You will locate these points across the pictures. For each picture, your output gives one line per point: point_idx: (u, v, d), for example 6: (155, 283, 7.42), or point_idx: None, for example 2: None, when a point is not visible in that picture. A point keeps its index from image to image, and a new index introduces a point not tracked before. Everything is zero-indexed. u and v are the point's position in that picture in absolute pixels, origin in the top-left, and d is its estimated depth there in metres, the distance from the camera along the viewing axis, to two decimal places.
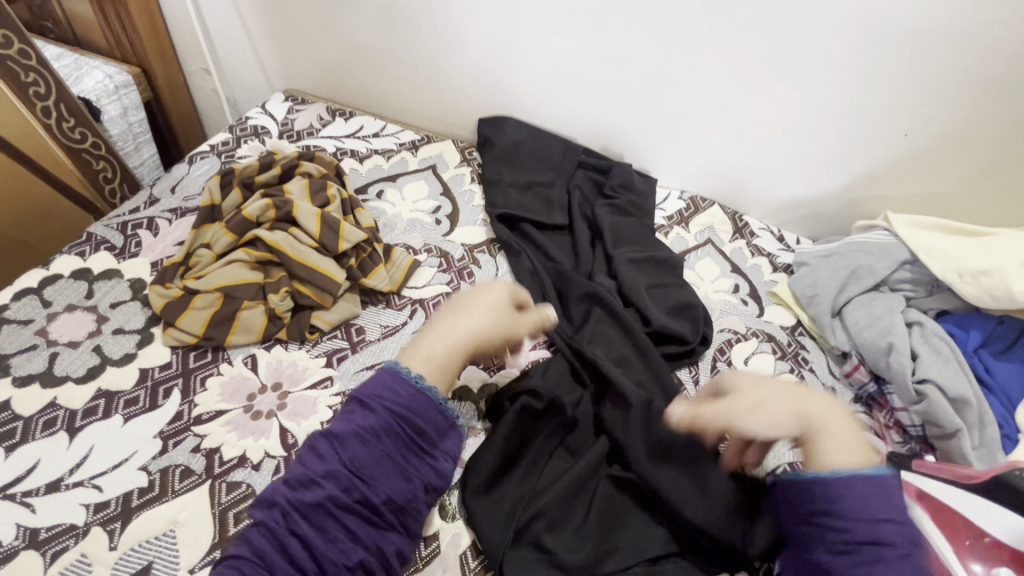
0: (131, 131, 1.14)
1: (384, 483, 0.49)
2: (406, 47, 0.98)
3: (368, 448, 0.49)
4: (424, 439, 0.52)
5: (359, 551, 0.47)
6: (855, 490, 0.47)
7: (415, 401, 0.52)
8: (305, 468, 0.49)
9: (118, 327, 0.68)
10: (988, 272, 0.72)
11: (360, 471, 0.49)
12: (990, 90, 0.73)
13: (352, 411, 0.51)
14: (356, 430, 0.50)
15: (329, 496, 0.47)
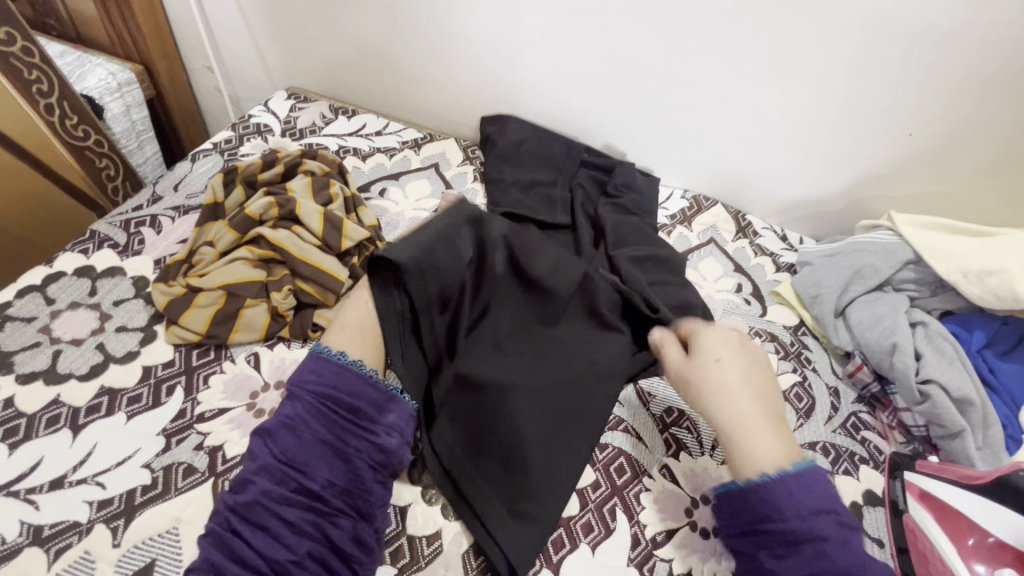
0: (134, 129, 1.14)
1: (320, 469, 0.52)
2: (408, 45, 0.98)
3: (298, 437, 0.53)
4: (358, 416, 0.55)
5: (307, 541, 0.49)
6: (787, 490, 0.49)
7: (339, 381, 0.56)
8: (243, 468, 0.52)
9: (121, 325, 0.68)
10: (992, 272, 0.71)
11: (292, 459, 0.52)
12: (995, 89, 0.72)
13: (281, 406, 0.56)
14: (283, 420, 0.54)
15: (262, 492, 0.50)
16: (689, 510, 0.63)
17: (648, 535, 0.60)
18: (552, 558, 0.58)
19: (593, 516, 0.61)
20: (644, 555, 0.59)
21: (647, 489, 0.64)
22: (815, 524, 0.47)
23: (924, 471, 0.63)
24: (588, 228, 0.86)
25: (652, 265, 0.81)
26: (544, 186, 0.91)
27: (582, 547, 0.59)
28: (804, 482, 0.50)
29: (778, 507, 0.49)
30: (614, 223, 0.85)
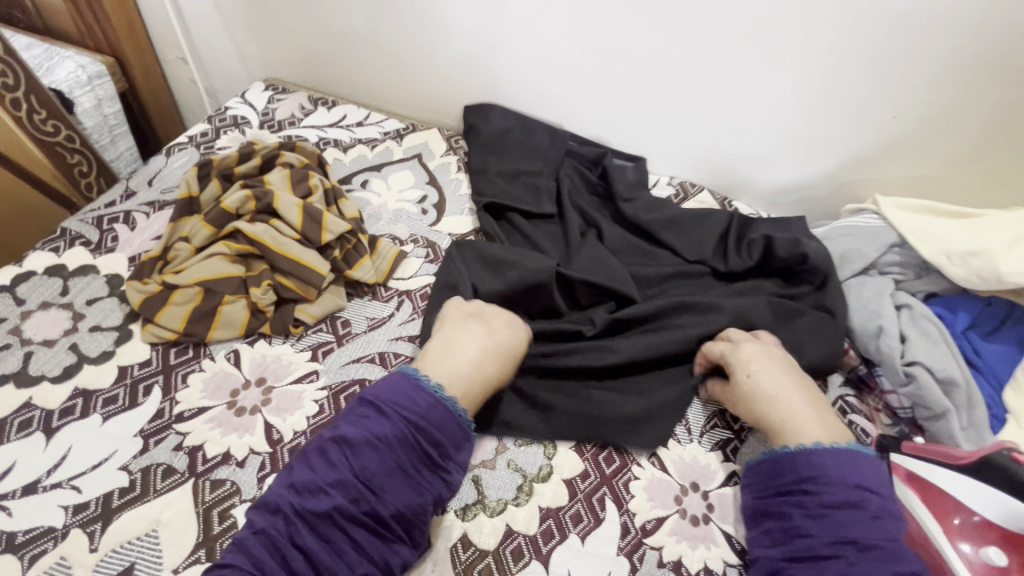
0: (107, 123, 1.10)
1: (395, 495, 0.51)
2: (388, 33, 0.96)
3: (380, 457, 0.51)
4: (437, 452, 0.53)
5: (365, 563, 0.49)
6: (837, 459, 0.54)
7: (431, 412, 0.54)
8: (316, 474, 0.51)
9: (95, 325, 0.66)
10: (975, 253, 0.72)
11: (371, 481, 0.51)
12: (978, 70, 0.72)
13: (368, 417, 0.53)
14: (368, 437, 0.52)
15: (336, 507, 0.49)
16: (678, 497, 0.62)
17: (637, 524, 0.60)
18: (541, 549, 0.58)
19: (582, 506, 0.61)
20: (633, 543, 0.59)
21: (636, 478, 0.64)
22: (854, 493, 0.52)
23: (911, 453, 0.63)
24: (575, 215, 0.85)
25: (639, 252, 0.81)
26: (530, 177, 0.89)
27: (571, 537, 0.59)
28: (863, 461, 0.55)
29: (826, 471, 0.54)
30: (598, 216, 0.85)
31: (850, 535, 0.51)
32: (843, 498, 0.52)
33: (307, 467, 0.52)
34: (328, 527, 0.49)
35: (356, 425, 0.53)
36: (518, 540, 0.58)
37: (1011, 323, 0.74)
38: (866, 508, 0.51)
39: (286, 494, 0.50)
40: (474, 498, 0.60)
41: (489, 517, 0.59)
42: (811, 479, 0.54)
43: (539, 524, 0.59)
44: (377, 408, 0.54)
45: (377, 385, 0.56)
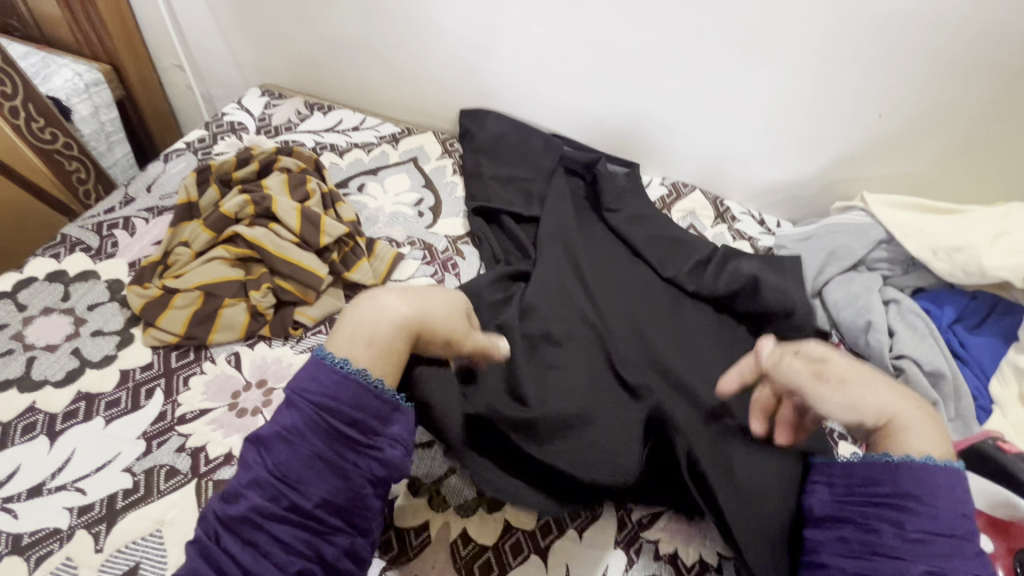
0: (104, 130, 1.11)
1: (316, 486, 0.48)
2: (383, 39, 0.97)
3: (294, 451, 0.48)
4: (353, 432, 0.49)
5: (297, 559, 0.47)
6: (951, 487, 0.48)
7: (338, 393, 0.49)
8: (237, 477, 0.50)
9: (97, 329, 0.67)
10: (960, 249, 0.74)
11: (288, 476, 0.48)
12: (960, 69, 0.74)
13: (280, 412, 0.51)
14: (278, 432, 0.49)
15: (253, 508, 0.47)
16: None
17: (634, 517, 0.62)
18: (539, 544, 0.59)
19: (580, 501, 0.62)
20: (630, 537, 0.60)
21: None
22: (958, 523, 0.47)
23: None
24: (571, 222, 0.85)
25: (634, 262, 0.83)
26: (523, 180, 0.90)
27: (570, 531, 0.60)
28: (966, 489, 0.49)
29: (934, 492, 0.47)
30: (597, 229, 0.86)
31: (842, 523, 0.52)
32: (948, 526, 0.46)
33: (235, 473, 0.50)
34: (256, 526, 0.47)
35: (271, 423, 0.51)
36: (517, 534, 0.59)
37: (996, 316, 0.75)
38: (971, 541, 0.47)
39: (216, 502, 0.49)
40: (473, 495, 0.61)
41: (489, 513, 0.60)
42: (916, 496, 0.48)
43: (538, 519, 0.60)
44: (286, 400, 0.51)
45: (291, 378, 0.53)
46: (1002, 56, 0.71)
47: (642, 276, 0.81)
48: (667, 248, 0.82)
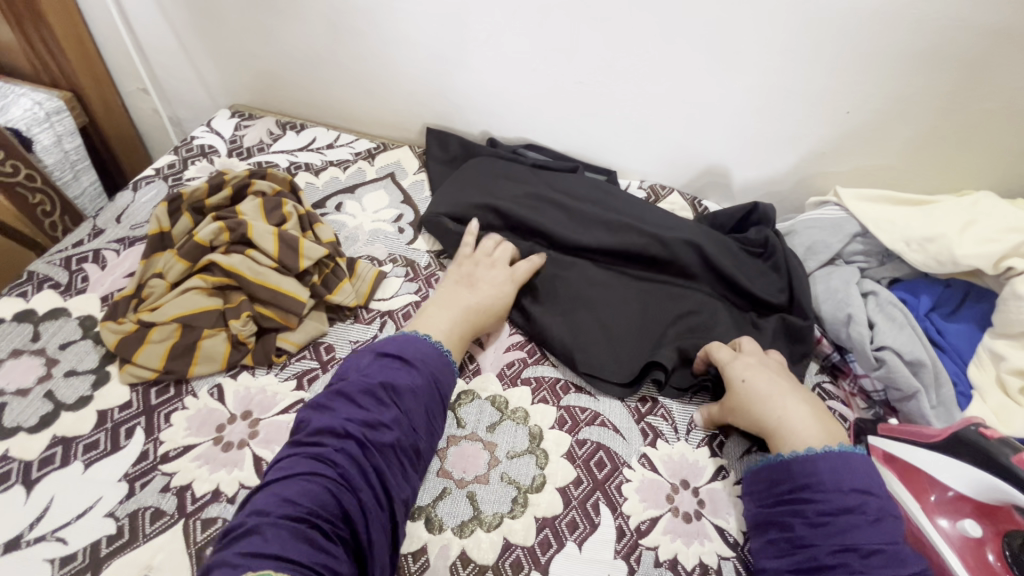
0: (68, 159, 1.08)
1: (426, 436, 0.57)
2: (353, 54, 0.96)
3: (417, 401, 0.58)
4: (448, 401, 0.61)
5: (410, 488, 0.54)
6: (836, 471, 0.55)
7: (446, 371, 0.62)
8: (356, 415, 0.54)
9: (70, 369, 0.65)
10: (931, 239, 0.75)
11: (413, 419, 0.56)
12: (921, 62, 0.76)
13: (398, 369, 0.59)
14: (407, 383, 0.58)
15: (397, 436, 0.54)
16: (670, 496, 0.64)
17: (632, 525, 0.62)
18: (539, 560, 0.58)
19: (577, 513, 0.62)
20: (630, 545, 0.60)
21: (628, 480, 0.65)
22: (850, 498, 0.53)
23: (887, 435, 0.66)
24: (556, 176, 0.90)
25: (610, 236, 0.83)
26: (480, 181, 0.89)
27: (569, 545, 0.60)
28: (858, 464, 0.56)
29: (818, 477, 0.56)
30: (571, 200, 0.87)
31: (831, 541, 0.52)
32: (840, 505, 0.53)
33: (351, 402, 0.56)
34: (388, 454, 0.53)
35: (390, 373, 0.58)
36: (517, 551, 0.59)
37: (970, 303, 0.78)
38: (864, 512, 0.52)
39: (343, 426, 0.53)
40: (470, 515, 0.60)
41: (487, 532, 0.60)
42: (806, 486, 0.56)
43: (536, 534, 0.60)
44: (406, 363, 0.60)
45: (401, 346, 0.62)
46: (958, 49, 0.74)
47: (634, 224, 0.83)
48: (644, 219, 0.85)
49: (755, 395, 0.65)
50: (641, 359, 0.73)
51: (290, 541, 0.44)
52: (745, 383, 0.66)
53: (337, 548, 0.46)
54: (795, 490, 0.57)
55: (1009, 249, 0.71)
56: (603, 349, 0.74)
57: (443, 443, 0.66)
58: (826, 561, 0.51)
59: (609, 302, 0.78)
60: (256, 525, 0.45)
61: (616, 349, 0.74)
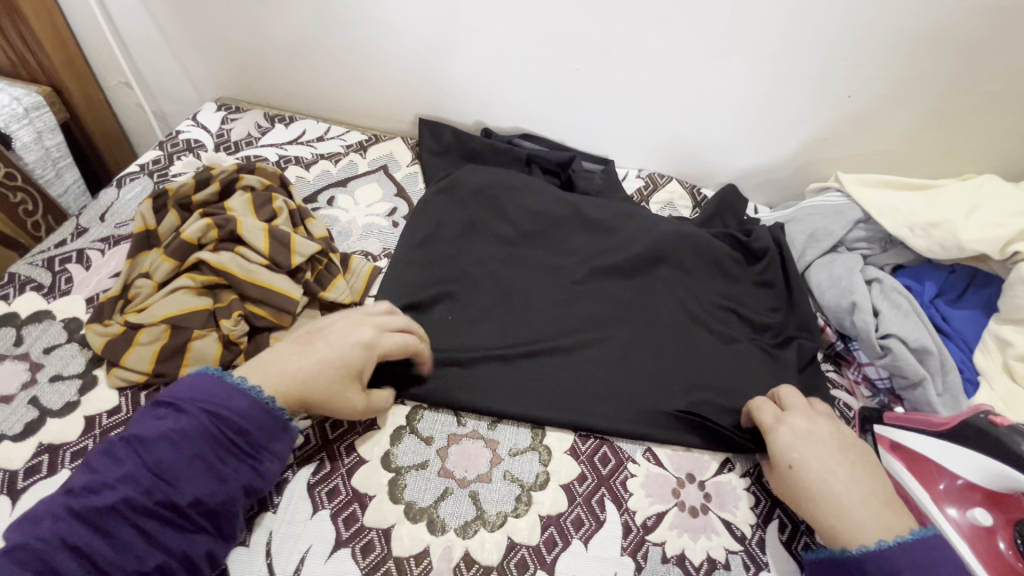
0: (49, 157, 1.04)
1: (192, 485, 0.49)
2: (341, 44, 0.93)
3: (177, 450, 0.49)
4: (240, 440, 0.52)
5: (158, 555, 0.47)
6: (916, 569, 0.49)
7: (231, 400, 0.53)
8: (98, 475, 0.48)
9: (55, 374, 0.63)
10: (937, 225, 0.74)
11: (165, 473, 0.49)
12: (923, 45, 0.74)
13: (162, 417, 0.51)
14: (162, 432, 0.50)
15: (122, 499, 0.47)
16: (677, 490, 0.63)
17: (638, 521, 0.60)
18: (545, 559, 0.57)
19: (582, 510, 0.61)
20: (636, 541, 0.59)
21: (633, 475, 0.64)
22: None
23: (893, 423, 0.65)
24: (530, 189, 0.85)
25: (590, 245, 0.82)
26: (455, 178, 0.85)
27: (574, 543, 0.58)
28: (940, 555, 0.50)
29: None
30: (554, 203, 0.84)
31: None
32: None
33: (110, 455, 0.50)
34: (115, 523, 0.46)
35: (153, 422, 0.51)
36: (522, 551, 0.58)
37: (975, 288, 0.77)
38: None
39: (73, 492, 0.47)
40: (473, 514, 0.59)
41: (490, 532, 0.58)
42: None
43: (541, 533, 0.59)
44: (175, 405, 0.52)
45: (181, 383, 0.54)
46: (958, 30, 0.72)
47: (615, 246, 0.80)
48: (634, 222, 0.83)
49: (807, 478, 0.57)
50: (620, 368, 0.70)
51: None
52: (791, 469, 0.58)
53: None
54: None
55: (1014, 233, 0.70)
56: (577, 362, 0.70)
57: (443, 441, 0.64)
58: None
59: (587, 310, 0.75)
60: None
61: (594, 364, 0.70)
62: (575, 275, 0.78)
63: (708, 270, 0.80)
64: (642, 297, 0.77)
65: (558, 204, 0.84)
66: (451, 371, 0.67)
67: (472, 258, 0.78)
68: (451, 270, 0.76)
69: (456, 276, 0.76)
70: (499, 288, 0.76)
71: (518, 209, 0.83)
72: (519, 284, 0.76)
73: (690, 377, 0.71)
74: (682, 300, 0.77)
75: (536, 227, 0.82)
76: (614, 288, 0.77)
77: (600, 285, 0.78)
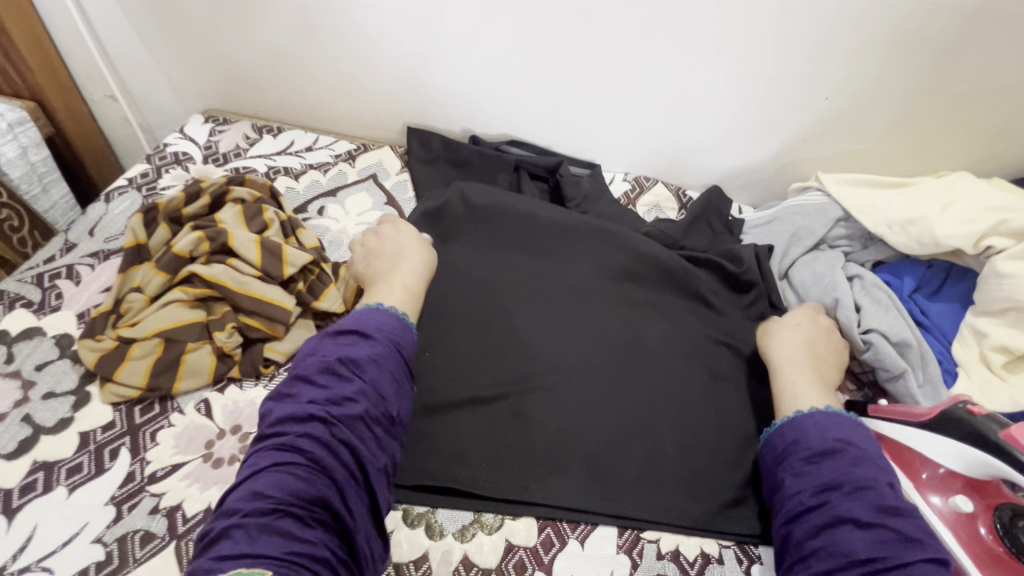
0: (35, 172, 1.03)
1: (396, 401, 0.58)
2: (329, 55, 0.94)
3: (381, 371, 0.58)
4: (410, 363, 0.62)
5: (384, 458, 0.55)
6: (822, 426, 0.59)
7: (398, 332, 0.62)
8: (305, 400, 0.54)
9: (48, 391, 0.62)
10: (913, 222, 0.77)
11: (381, 390, 0.56)
12: (896, 48, 0.77)
13: (357, 344, 0.59)
14: (368, 356, 0.58)
15: (366, 411, 0.54)
16: None
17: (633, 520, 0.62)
18: (542, 559, 0.58)
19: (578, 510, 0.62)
20: (631, 539, 0.60)
21: None
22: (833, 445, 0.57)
23: (879, 416, 0.67)
24: (517, 211, 0.83)
25: (578, 271, 0.80)
26: (444, 206, 0.84)
27: (571, 543, 0.60)
28: (840, 420, 0.60)
29: (804, 432, 0.60)
30: (543, 226, 0.83)
31: (814, 482, 0.55)
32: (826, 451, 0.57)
33: (312, 387, 0.55)
34: (360, 427, 0.54)
35: (344, 349, 0.58)
36: (519, 552, 0.58)
37: (951, 282, 0.79)
38: (841, 456, 0.56)
39: (311, 408, 0.53)
40: (471, 518, 0.60)
41: (488, 535, 0.59)
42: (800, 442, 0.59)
43: (538, 534, 0.60)
44: (360, 334, 0.60)
45: (349, 318, 0.62)
46: (929, 32, 0.75)
47: (596, 274, 0.80)
48: (626, 244, 0.81)
49: (783, 336, 0.72)
50: (606, 406, 0.68)
51: (267, 543, 0.45)
52: (795, 326, 0.72)
53: (320, 519, 0.48)
54: (785, 449, 0.60)
55: (987, 229, 0.73)
56: (563, 398, 0.68)
57: None
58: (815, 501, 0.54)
59: (574, 341, 0.74)
60: (230, 528, 0.46)
61: (579, 396, 0.69)
62: (560, 303, 0.77)
63: (689, 292, 0.80)
64: (627, 325, 0.77)
65: (536, 229, 0.83)
66: (433, 412, 0.66)
67: (450, 287, 0.77)
68: (437, 307, 0.75)
69: (438, 305, 0.75)
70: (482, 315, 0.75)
71: (506, 237, 0.82)
72: (505, 314, 0.75)
73: (680, 399, 0.70)
74: (668, 331, 0.77)
75: (528, 251, 0.82)
76: (594, 318, 0.76)
77: (590, 311, 0.77)
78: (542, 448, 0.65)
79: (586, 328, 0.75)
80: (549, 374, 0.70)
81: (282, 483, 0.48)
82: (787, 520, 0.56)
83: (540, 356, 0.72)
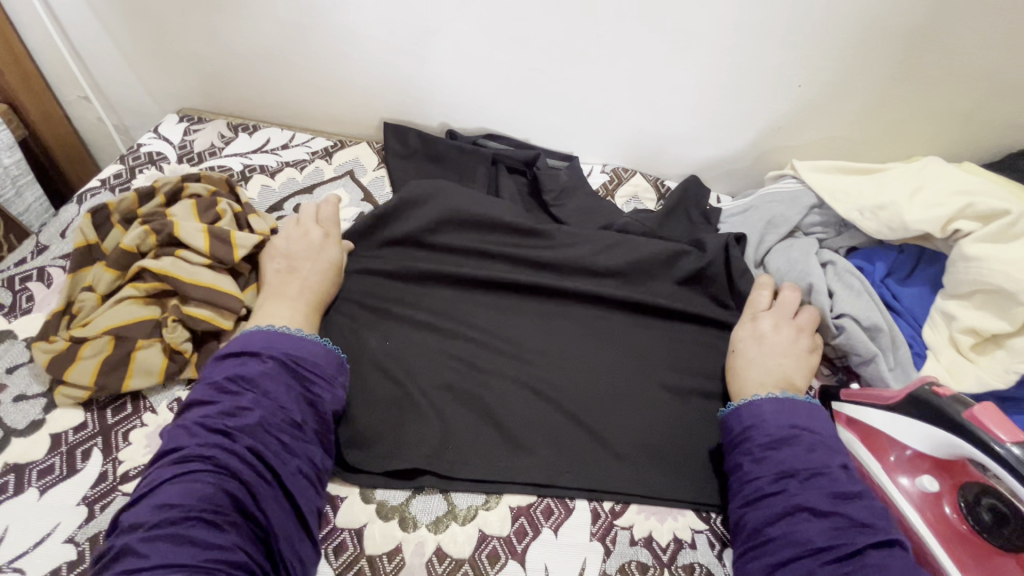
0: (9, 174, 1.03)
1: (297, 406, 0.57)
2: (302, 51, 0.93)
3: (276, 382, 0.57)
4: (317, 368, 0.61)
5: (297, 460, 0.56)
6: (778, 413, 0.61)
7: (299, 341, 0.62)
8: (196, 419, 0.54)
9: (19, 394, 0.62)
10: (883, 207, 0.77)
11: (276, 400, 0.56)
12: (863, 34, 0.77)
13: (246, 362, 0.58)
14: (256, 371, 0.58)
15: (260, 420, 0.55)
16: None
17: (606, 507, 0.62)
18: (516, 548, 0.59)
19: (552, 499, 0.62)
20: (604, 527, 0.61)
21: None
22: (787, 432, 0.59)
23: (850, 400, 0.68)
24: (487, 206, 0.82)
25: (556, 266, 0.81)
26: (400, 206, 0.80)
27: (544, 531, 0.60)
28: (794, 406, 0.62)
29: (759, 416, 0.61)
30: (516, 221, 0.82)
31: (771, 470, 0.58)
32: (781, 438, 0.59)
33: (204, 406, 0.55)
34: (259, 436, 0.54)
35: (236, 366, 0.58)
36: (493, 542, 0.59)
37: (923, 266, 0.80)
38: (799, 443, 0.59)
39: (203, 426, 0.54)
40: (444, 509, 0.60)
41: (461, 526, 0.60)
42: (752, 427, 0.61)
43: (512, 524, 0.60)
44: (249, 351, 0.59)
45: (241, 336, 0.62)
46: (897, 17, 0.75)
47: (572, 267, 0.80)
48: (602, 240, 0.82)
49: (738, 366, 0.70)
50: (580, 394, 0.69)
51: (175, 553, 0.46)
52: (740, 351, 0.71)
53: (228, 526, 0.49)
54: (742, 432, 0.62)
55: (955, 212, 0.73)
56: (536, 387, 0.69)
57: None
58: (773, 489, 0.56)
59: (548, 332, 0.74)
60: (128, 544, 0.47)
61: (553, 386, 0.69)
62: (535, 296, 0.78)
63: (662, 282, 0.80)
64: (602, 316, 0.77)
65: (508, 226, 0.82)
66: (407, 401, 0.66)
67: (430, 287, 0.77)
68: (413, 300, 0.75)
69: (413, 299, 0.75)
70: (456, 308, 0.75)
71: (475, 236, 0.81)
72: (478, 309, 0.75)
73: (654, 387, 0.71)
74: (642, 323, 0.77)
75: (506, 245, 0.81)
76: (570, 302, 0.77)
77: (564, 303, 0.77)
78: (515, 439, 0.65)
79: (559, 321, 0.76)
80: (526, 362, 0.71)
81: (185, 492, 0.49)
82: (742, 504, 0.58)
83: (515, 348, 0.72)
